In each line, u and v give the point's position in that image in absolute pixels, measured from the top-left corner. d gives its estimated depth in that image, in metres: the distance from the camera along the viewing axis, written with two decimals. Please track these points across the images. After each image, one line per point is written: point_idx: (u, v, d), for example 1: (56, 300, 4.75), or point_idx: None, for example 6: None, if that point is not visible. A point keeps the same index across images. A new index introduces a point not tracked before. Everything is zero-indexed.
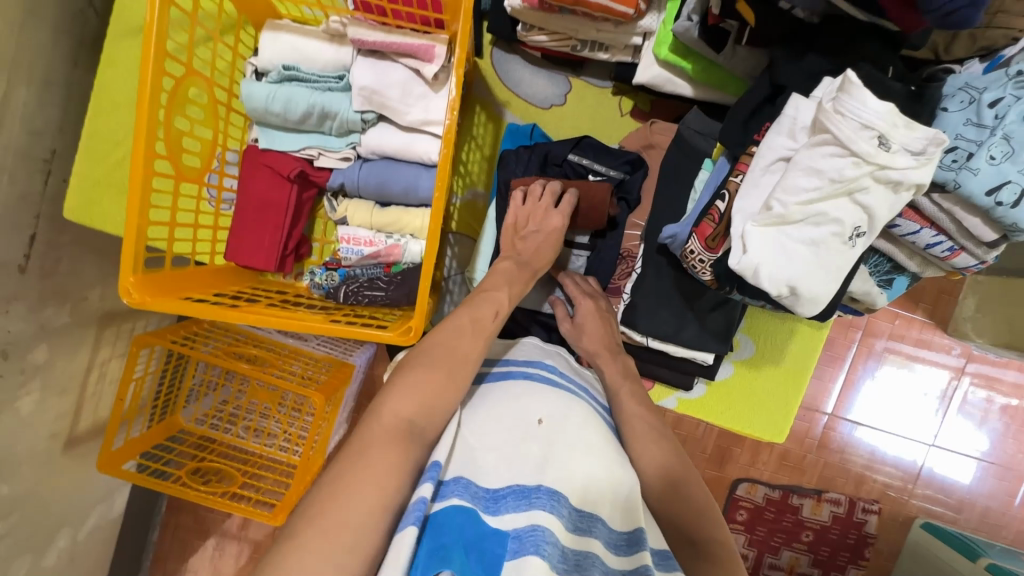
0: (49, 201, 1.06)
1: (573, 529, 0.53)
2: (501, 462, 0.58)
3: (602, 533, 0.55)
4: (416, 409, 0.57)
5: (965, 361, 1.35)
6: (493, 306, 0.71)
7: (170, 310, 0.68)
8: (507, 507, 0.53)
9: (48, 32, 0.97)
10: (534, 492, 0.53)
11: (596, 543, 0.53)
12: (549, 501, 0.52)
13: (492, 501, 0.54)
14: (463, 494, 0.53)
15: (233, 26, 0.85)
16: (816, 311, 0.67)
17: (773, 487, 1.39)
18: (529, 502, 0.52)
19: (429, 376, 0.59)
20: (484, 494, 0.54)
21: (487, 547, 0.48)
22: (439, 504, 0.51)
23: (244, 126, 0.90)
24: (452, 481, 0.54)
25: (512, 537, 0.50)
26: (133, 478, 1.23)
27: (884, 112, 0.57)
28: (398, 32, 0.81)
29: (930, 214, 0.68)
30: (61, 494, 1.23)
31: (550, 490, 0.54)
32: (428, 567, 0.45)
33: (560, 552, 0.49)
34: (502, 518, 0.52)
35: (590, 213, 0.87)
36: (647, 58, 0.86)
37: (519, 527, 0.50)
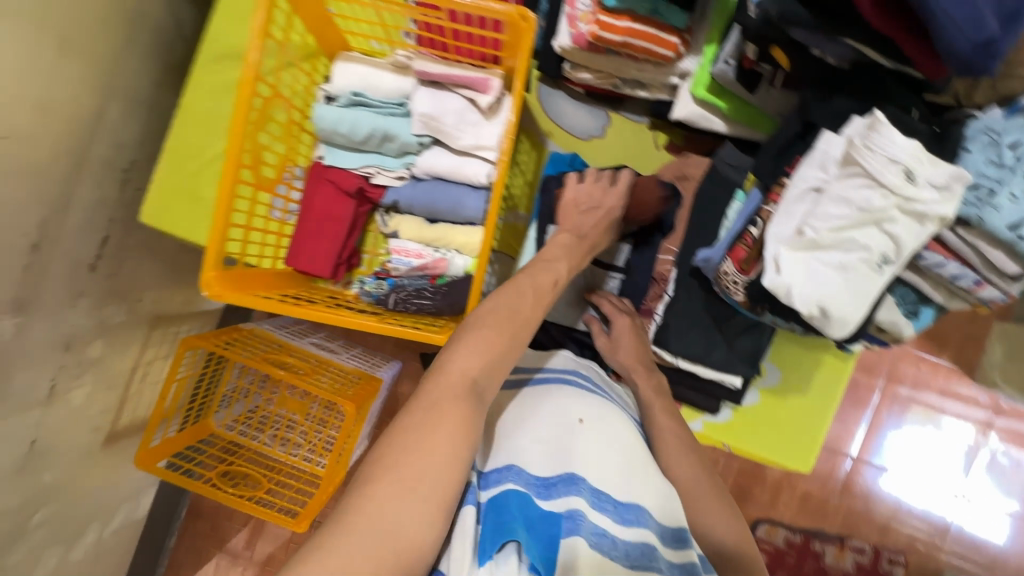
0: (123, 207, 1.13)
1: (624, 523, 0.57)
2: (548, 453, 0.63)
3: (652, 526, 0.58)
4: (480, 368, 0.59)
5: (993, 413, 1.34)
6: (553, 275, 0.75)
7: (244, 303, 0.76)
8: (558, 492, 0.58)
9: (140, 58, 1.08)
10: (580, 480, 0.59)
11: (647, 533, 0.57)
12: (596, 493, 0.59)
13: (543, 487, 0.59)
14: (517, 480, 0.59)
15: (312, 55, 0.94)
16: (846, 334, 0.70)
17: (794, 530, 1.37)
18: (579, 489, 0.58)
19: (492, 336, 0.61)
20: (535, 481, 0.60)
21: (543, 526, 0.54)
22: (495, 488, 0.59)
23: (311, 144, 0.99)
24: (505, 468, 0.61)
25: (565, 517, 0.55)
26: (166, 476, 1.27)
27: (910, 149, 0.62)
28: (458, 66, 0.90)
29: (955, 247, 0.71)
30: (96, 486, 1.27)
31: (597, 485, 0.60)
32: (496, 539, 0.53)
33: (610, 540, 0.55)
34: (554, 501, 0.57)
35: (638, 208, 0.92)
36: (684, 97, 0.93)
37: (571, 508, 0.56)
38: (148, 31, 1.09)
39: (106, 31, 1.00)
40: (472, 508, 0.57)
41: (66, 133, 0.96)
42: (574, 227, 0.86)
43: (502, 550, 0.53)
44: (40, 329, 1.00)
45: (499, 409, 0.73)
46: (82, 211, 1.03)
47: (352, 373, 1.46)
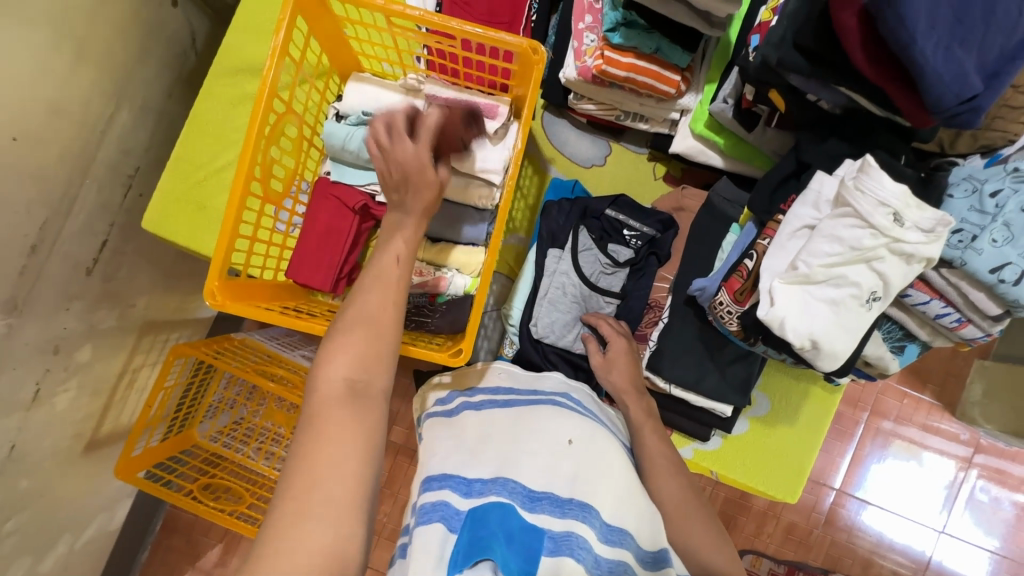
0: (124, 212, 1.13)
1: (605, 541, 0.57)
2: (537, 467, 0.63)
3: (632, 547, 0.58)
4: (352, 370, 0.57)
5: (973, 451, 1.37)
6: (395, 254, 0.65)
7: (249, 315, 0.76)
8: (543, 509, 0.58)
9: (152, 67, 1.10)
10: (567, 503, 0.59)
11: (628, 554, 0.57)
12: (581, 511, 0.59)
13: (530, 500, 0.59)
14: (501, 492, 0.59)
15: (324, 73, 0.97)
16: (835, 367, 0.73)
17: (778, 562, 1.37)
18: (563, 511, 0.59)
19: (356, 338, 0.58)
20: (522, 490, 0.60)
21: (526, 536, 0.54)
22: (475, 500, 0.58)
23: (318, 160, 1.01)
24: (490, 479, 0.61)
25: (548, 536, 0.56)
26: (144, 488, 1.24)
27: (899, 193, 0.65)
28: (466, 93, 0.93)
29: (939, 287, 0.74)
30: (70, 495, 1.24)
31: (582, 503, 0.60)
32: (471, 554, 0.51)
33: (594, 558, 0.55)
34: (539, 516, 0.57)
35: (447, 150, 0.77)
36: (683, 131, 0.97)
37: (555, 530, 0.56)
38: (162, 41, 1.11)
39: (120, 39, 1.02)
40: (442, 524, 0.56)
41: (73, 136, 0.96)
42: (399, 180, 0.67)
43: (474, 567, 0.50)
44: (30, 331, 0.99)
45: (490, 425, 0.72)
46: (83, 215, 1.03)
47: None
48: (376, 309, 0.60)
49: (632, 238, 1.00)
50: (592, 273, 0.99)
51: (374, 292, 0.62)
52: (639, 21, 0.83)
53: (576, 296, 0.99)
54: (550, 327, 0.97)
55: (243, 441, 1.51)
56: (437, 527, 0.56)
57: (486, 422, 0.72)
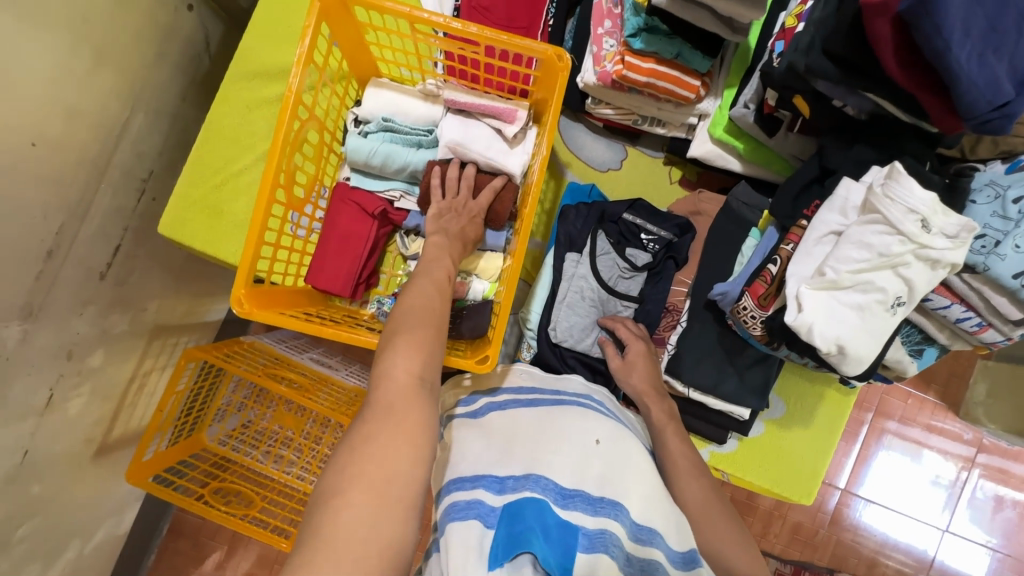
0: (137, 216, 1.13)
1: (634, 539, 0.56)
2: (566, 467, 0.63)
3: (662, 546, 0.56)
4: (422, 366, 0.61)
5: (976, 450, 1.38)
6: (445, 271, 0.75)
7: (275, 322, 0.75)
8: (576, 506, 0.58)
9: (166, 71, 1.09)
10: (598, 501, 0.59)
11: (659, 553, 0.55)
12: (612, 510, 0.58)
13: (562, 496, 0.59)
14: (535, 488, 0.59)
15: (344, 78, 0.97)
16: (859, 371, 0.73)
17: (785, 562, 1.38)
18: (595, 509, 0.58)
19: (422, 338, 0.63)
20: (553, 487, 0.60)
21: (563, 533, 0.54)
22: (509, 496, 0.58)
23: (337, 165, 1.01)
24: (523, 476, 0.61)
25: (581, 533, 0.54)
26: (154, 492, 1.24)
27: (927, 200, 0.66)
28: (485, 97, 0.92)
29: (961, 291, 0.75)
30: (80, 501, 1.23)
31: (612, 501, 0.59)
32: (510, 549, 0.51)
33: (625, 556, 0.54)
34: (571, 512, 0.57)
35: (497, 212, 0.91)
36: (701, 136, 0.97)
37: (588, 527, 0.55)
38: (177, 44, 1.11)
39: (136, 42, 1.01)
40: (479, 521, 0.55)
41: (90, 140, 0.96)
42: (441, 229, 0.83)
43: (514, 561, 0.51)
44: (44, 335, 0.98)
45: (515, 426, 0.71)
46: (97, 220, 1.02)
47: (351, 391, 1.47)
48: (436, 309, 0.67)
49: (649, 242, 1.01)
50: (610, 277, 1.00)
51: (433, 296, 0.69)
52: (660, 27, 0.83)
53: (595, 300, 0.99)
54: (569, 331, 0.97)
55: (252, 444, 1.50)
56: (474, 523, 0.55)
57: (511, 424, 0.72)
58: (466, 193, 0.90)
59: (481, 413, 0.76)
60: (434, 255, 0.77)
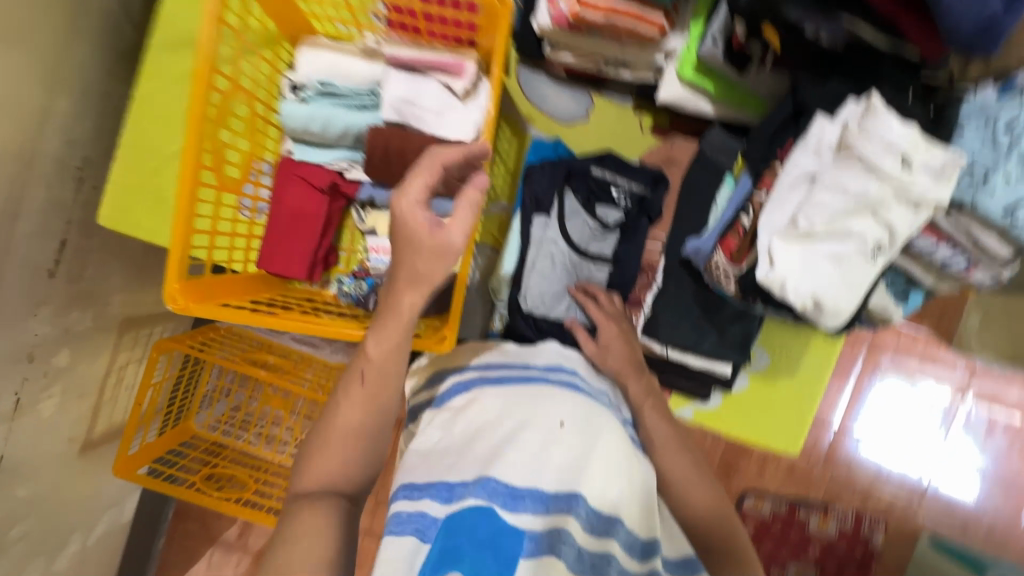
0: (81, 207, 1.07)
1: (591, 531, 0.55)
2: (521, 461, 0.58)
3: (621, 535, 0.56)
4: (333, 471, 0.60)
5: (969, 377, 1.37)
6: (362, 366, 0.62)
7: (215, 315, 0.70)
8: (525, 507, 0.55)
9: (89, 47, 0.98)
10: (551, 497, 0.56)
11: (616, 545, 0.55)
12: (566, 503, 0.56)
13: (511, 498, 0.55)
14: (480, 494, 0.55)
15: (273, 41, 0.88)
16: (838, 325, 0.69)
17: (780, 500, 1.40)
18: (547, 506, 0.56)
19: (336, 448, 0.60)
20: (502, 490, 0.56)
21: (502, 543, 0.52)
22: (454, 505, 0.56)
23: (278, 139, 0.93)
24: (472, 481, 0.57)
25: (528, 537, 0.54)
26: (148, 485, 1.22)
27: (907, 134, 0.60)
28: (430, 51, 0.86)
29: (946, 232, 0.70)
30: (73, 497, 1.22)
31: (568, 494, 0.56)
32: (445, 565, 0.50)
33: (577, 552, 0.53)
34: (521, 516, 0.55)
35: (455, 178, 0.86)
36: (669, 77, 0.88)
37: (536, 529, 0.54)
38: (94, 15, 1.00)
39: (48, 18, 0.89)
40: (416, 536, 0.55)
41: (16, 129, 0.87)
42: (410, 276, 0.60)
43: None
44: None
45: (478, 410, 0.67)
46: (37, 216, 0.95)
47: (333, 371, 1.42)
48: (356, 426, 0.61)
49: (618, 203, 0.95)
50: (582, 239, 0.95)
51: (359, 404, 0.61)
52: None
53: (566, 264, 0.95)
54: (540, 298, 0.94)
55: (243, 427, 1.48)
56: (410, 539, 0.55)
57: (473, 408, 0.67)
58: (430, 218, 0.59)
59: (446, 399, 0.72)
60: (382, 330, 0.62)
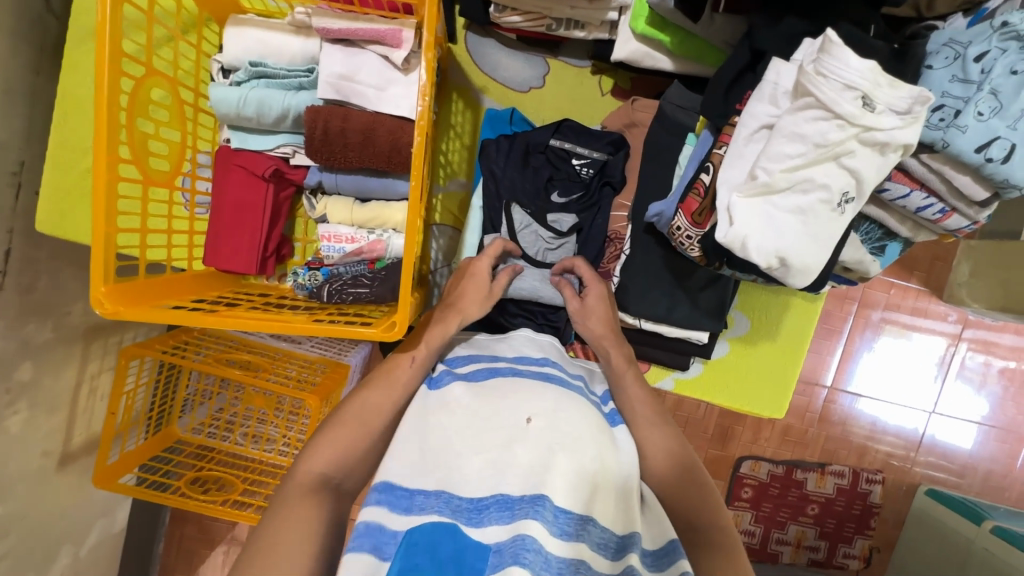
0: (22, 216, 0.99)
1: (561, 535, 0.51)
2: (485, 469, 0.55)
3: (593, 534, 0.53)
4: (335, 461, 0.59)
5: (962, 327, 1.34)
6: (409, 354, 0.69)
7: (148, 318, 0.66)
8: (490, 518, 0.51)
9: (6, 40, 0.91)
10: (516, 501, 0.52)
11: (586, 548, 0.52)
12: (530, 508, 0.51)
13: (475, 512, 0.52)
14: (443, 509, 0.52)
15: (194, 23, 0.84)
16: (808, 283, 0.65)
17: (776, 463, 1.38)
18: (512, 512, 0.51)
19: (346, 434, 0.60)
20: (466, 505, 0.53)
21: (466, 561, 0.49)
22: (414, 518, 0.52)
23: (214, 127, 0.89)
24: (434, 492, 0.53)
25: (492, 550, 0.49)
26: (132, 494, 1.11)
27: (866, 71, 0.55)
28: (364, 18, 0.78)
29: (919, 176, 0.66)
30: (62, 512, 1.16)
31: (532, 497, 0.52)
32: None
33: (546, 559, 0.48)
34: (485, 530, 0.51)
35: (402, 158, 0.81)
36: (624, 33, 0.84)
37: (500, 540, 0.50)
38: (11, 8, 0.91)
39: None
40: (373, 555, 0.49)
41: None
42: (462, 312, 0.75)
43: None
44: None
45: (443, 413, 0.61)
46: None
47: (317, 363, 1.28)
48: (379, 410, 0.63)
49: (579, 185, 0.91)
50: (536, 253, 0.88)
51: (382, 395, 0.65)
52: None
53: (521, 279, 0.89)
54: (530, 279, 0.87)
55: (229, 429, 1.35)
56: (365, 558, 0.49)
57: (441, 409, 0.62)
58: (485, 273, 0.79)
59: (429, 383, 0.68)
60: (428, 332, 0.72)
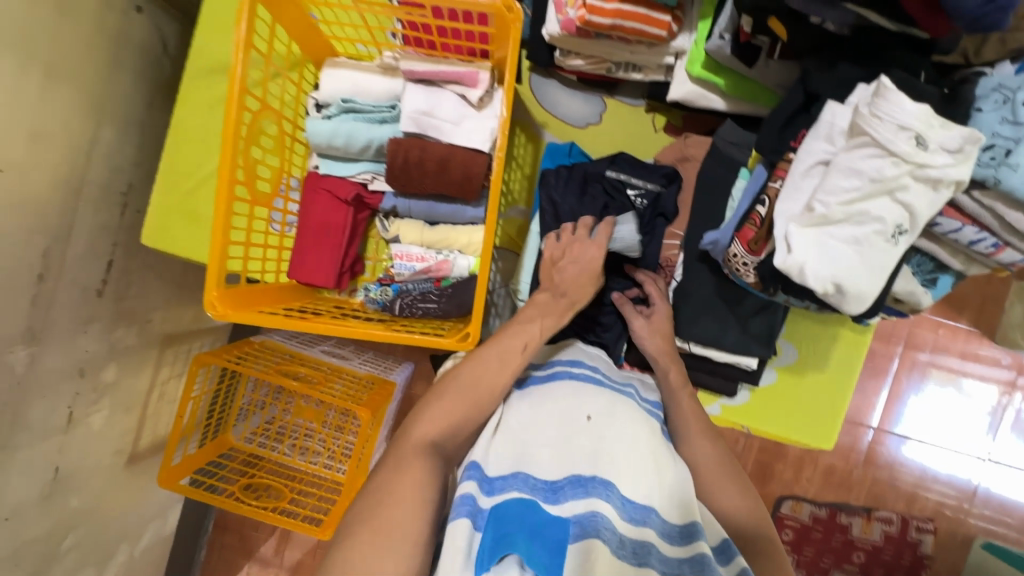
0: (125, 231, 1.10)
1: (629, 519, 0.54)
2: (557, 457, 0.59)
3: (656, 523, 0.55)
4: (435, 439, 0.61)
5: (1016, 373, 1.31)
6: (525, 339, 0.71)
7: (251, 321, 0.75)
8: (566, 496, 0.55)
9: (128, 78, 1.04)
10: (589, 481, 0.56)
11: (651, 533, 0.54)
12: (604, 489, 0.55)
13: (551, 491, 0.56)
14: (522, 487, 0.56)
15: (298, 64, 0.95)
16: (863, 310, 0.68)
17: (819, 505, 1.35)
18: (586, 490, 0.55)
19: (452, 408, 0.63)
20: (542, 484, 0.57)
21: (547, 532, 0.52)
22: (498, 496, 0.55)
23: (305, 154, 0.99)
24: (511, 475, 0.57)
25: (572, 522, 0.53)
26: (191, 495, 1.16)
27: (919, 113, 0.60)
28: (444, 62, 0.88)
29: (971, 211, 0.69)
30: (125, 509, 1.23)
31: (604, 480, 0.56)
32: (495, 551, 0.49)
33: (619, 539, 0.52)
34: (562, 505, 0.54)
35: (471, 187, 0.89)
36: (680, 75, 0.90)
37: (578, 512, 0.53)
38: (133, 50, 1.04)
39: (91, 54, 0.95)
40: (468, 520, 0.51)
41: (62, 160, 0.92)
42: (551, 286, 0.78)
43: (500, 563, 0.50)
44: (51, 357, 0.96)
45: (505, 412, 0.66)
46: (84, 238, 0.99)
47: (365, 379, 1.34)
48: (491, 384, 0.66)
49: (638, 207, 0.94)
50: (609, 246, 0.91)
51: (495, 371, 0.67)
52: None
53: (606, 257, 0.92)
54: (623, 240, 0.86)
55: (278, 440, 1.40)
56: (463, 522, 0.51)
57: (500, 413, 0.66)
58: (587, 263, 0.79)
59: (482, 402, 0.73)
60: (530, 316, 0.74)
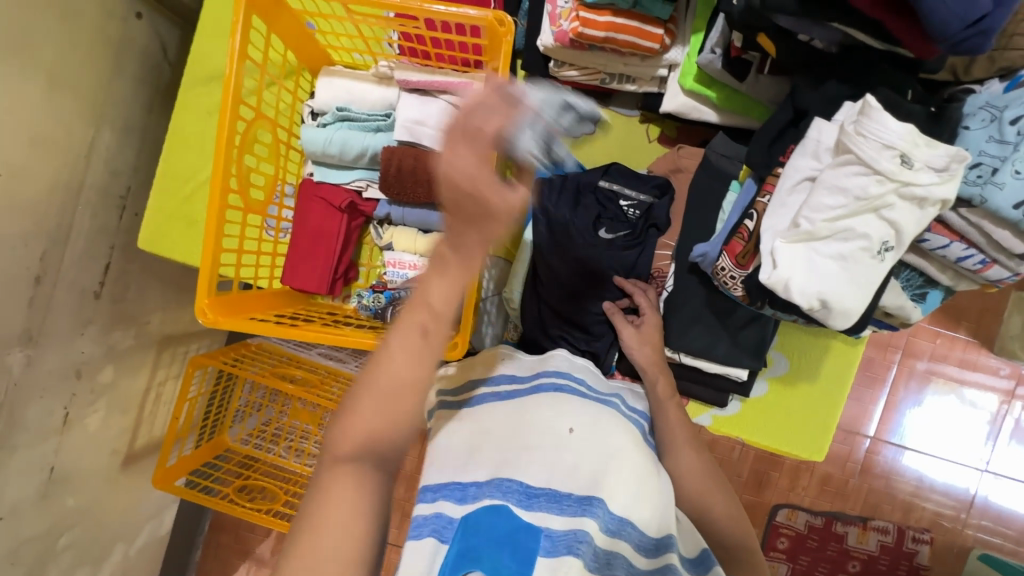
0: (123, 233, 1.11)
1: (605, 530, 0.55)
2: (536, 465, 0.58)
3: (632, 535, 0.56)
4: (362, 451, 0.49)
5: (1015, 384, 1.30)
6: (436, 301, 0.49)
7: (242, 329, 0.76)
8: (540, 506, 0.55)
9: (128, 82, 1.05)
10: (565, 498, 0.56)
11: (624, 545, 0.56)
12: (579, 506, 0.55)
13: (526, 497, 0.56)
14: (496, 494, 0.56)
15: (293, 72, 0.96)
16: (848, 325, 0.69)
17: (815, 514, 1.35)
18: (561, 507, 0.55)
19: (372, 416, 0.48)
20: (518, 488, 0.56)
21: (520, 541, 0.52)
22: (469, 506, 0.56)
23: (300, 161, 1.01)
24: (485, 482, 0.57)
25: (545, 534, 0.53)
26: (186, 496, 1.17)
27: (903, 133, 0.60)
28: (439, 72, 0.89)
29: (959, 228, 0.69)
30: (120, 509, 1.23)
31: (581, 497, 0.56)
32: (459, 566, 0.49)
33: (593, 551, 0.53)
34: (535, 514, 0.55)
35: None
36: (673, 88, 0.91)
37: (553, 527, 0.53)
38: (133, 55, 1.05)
39: (90, 60, 0.96)
40: (434, 537, 0.54)
41: (60, 165, 0.93)
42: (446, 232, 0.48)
43: None
44: (48, 357, 0.97)
45: (487, 421, 0.66)
46: (81, 242, 1.00)
47: None
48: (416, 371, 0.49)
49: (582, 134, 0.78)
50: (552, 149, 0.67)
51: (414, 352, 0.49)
52: None
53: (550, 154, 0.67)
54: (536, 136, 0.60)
55: (274, 442, 1.41)
56: (429, 541, 0.54)
57: (484, 425, 0.66)
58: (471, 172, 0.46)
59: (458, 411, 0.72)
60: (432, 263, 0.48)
